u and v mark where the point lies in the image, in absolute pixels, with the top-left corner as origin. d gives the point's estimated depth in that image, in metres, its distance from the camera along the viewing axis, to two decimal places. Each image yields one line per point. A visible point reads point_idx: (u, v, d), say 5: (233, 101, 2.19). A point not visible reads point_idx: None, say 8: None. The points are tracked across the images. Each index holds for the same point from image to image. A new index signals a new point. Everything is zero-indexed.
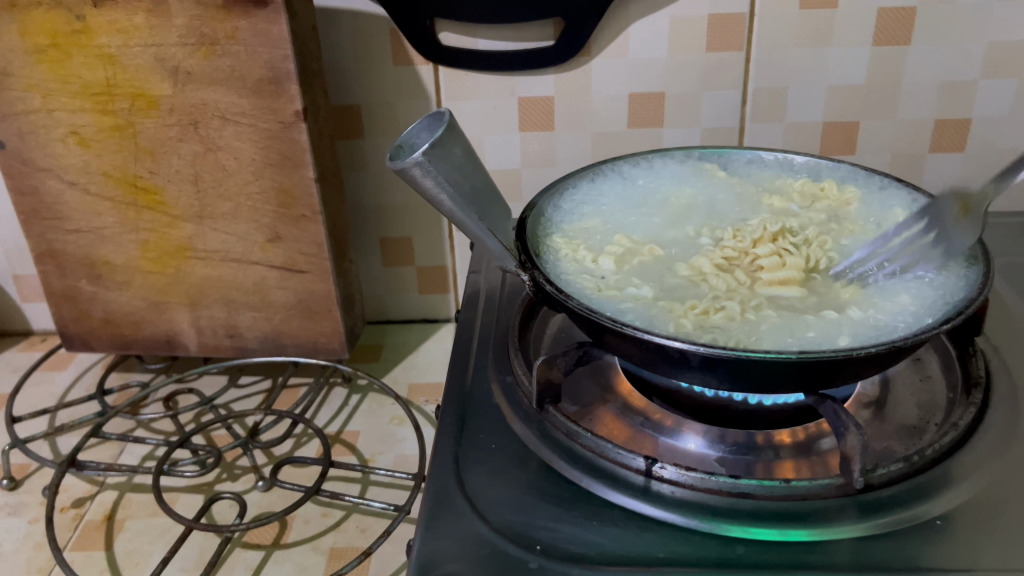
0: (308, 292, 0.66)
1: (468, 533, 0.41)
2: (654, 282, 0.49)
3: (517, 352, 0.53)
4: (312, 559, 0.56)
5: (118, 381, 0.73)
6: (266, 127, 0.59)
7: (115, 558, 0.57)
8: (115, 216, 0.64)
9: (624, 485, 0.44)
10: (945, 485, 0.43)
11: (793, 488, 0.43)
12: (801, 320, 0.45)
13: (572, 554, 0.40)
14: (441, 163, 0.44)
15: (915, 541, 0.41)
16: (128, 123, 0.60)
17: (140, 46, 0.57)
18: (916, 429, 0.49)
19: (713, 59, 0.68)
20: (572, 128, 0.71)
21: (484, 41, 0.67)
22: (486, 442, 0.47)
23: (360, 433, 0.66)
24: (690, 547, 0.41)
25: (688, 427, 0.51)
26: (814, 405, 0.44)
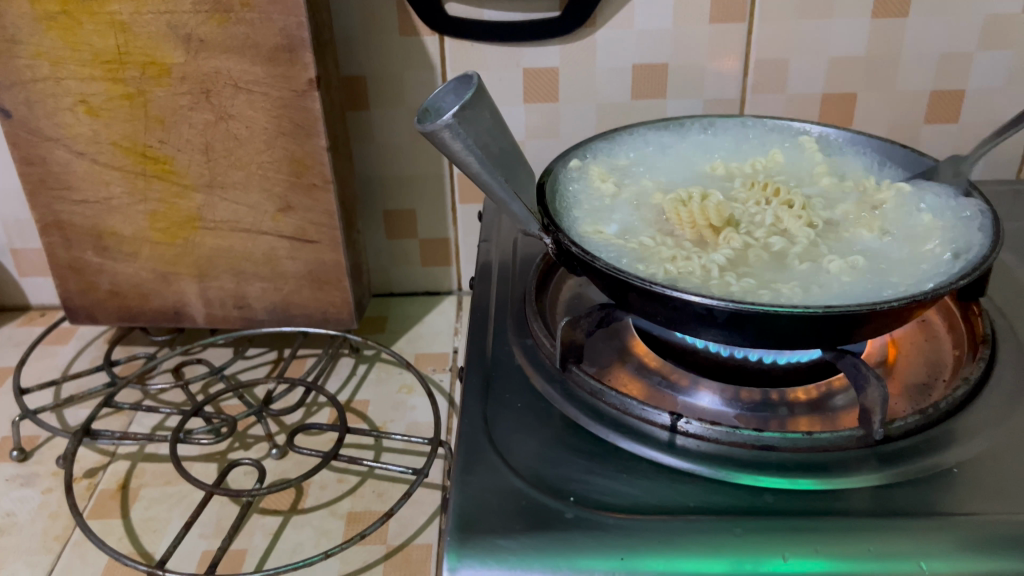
0: (319, 262, 0.66)
1: (504, 486, 0.42)
2: (671, 239, 0.50)
3: (536, 316, 0.53)
4: (332, 523, 0.57)
5: (123, 353, 0.72)
6: (279, 96, 0.59)
7: (133, 527, 0.58)
8: (124, 186, 0.64)
9: (651, 440, 0.45)
10: (960, 436, 0.45)
11: (815, 440, 0.44)
12: (818, 279, 0.46)
13: (606, 504, 0.41)
14: (470, 126, 0.44)
15: (934, 488, 0.42)
16: (139, 92, 0.60)
17: (152, 13, 0.57)
18: (925, 386, 0.51)
19: (717, 31, 0.69)
20: (576, 99, 0.72)
21: (491, 12, 0.68)
22: (512, 400, 0.48)
23: (370, 402, 0.67)
24: (719, 496, 0.42)
25: (703, 385, 0.52)
26: (833, 361, 0.46)
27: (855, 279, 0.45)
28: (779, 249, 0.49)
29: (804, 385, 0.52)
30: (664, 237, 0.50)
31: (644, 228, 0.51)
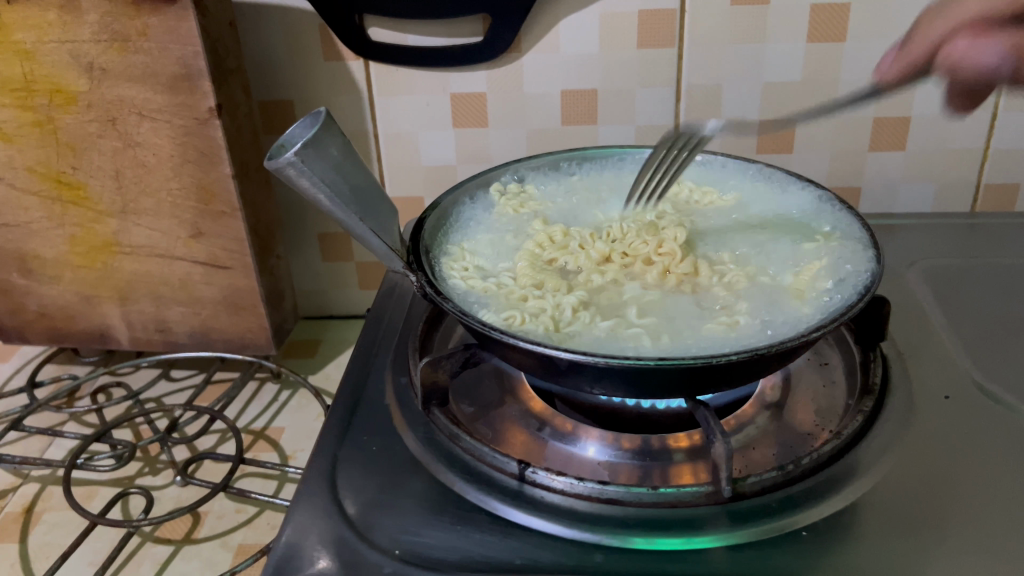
0: (233, 288, 0.66)
1: (331, 535, 0.41)
2: (541, 284, 0.49)
3: (414, 353, 0.52)
4: (220, 555, 0.57)
5: (54, 372, 0.73)
6: (182, 124, 0.59)
7: (27, 551, 0.58)
8: (42, 211, 0.65)
9: (496, 489, 0.44)
10: (819, 494, 0.42)
11: (661, 496, 0.43)
12: (681, 328, 0.44)
13: (429, 559, 0.40)
14: (316, 163, 0.43)
15: (777, 553, 0.40)
16: (48, 119, 0.61)
17: (54, 43, 0.58)
18: (809, 435, 0.48)
19: (645, 56, 0.67)
20: (506, 123, 0.71)
21: (414, 36, 0.67)
22: (369, 443, 0.47)
23: (285, 429, 0.67)
24: (551, 553, 0.40)
25: (585, 431, 0.50)
26: (691, 412, 0.44)
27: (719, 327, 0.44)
28: (652, 297, 0.47)
29: (687, 430, 0.50)
30: (535, 282, 0.49)
31: (525, 268, 0.50)
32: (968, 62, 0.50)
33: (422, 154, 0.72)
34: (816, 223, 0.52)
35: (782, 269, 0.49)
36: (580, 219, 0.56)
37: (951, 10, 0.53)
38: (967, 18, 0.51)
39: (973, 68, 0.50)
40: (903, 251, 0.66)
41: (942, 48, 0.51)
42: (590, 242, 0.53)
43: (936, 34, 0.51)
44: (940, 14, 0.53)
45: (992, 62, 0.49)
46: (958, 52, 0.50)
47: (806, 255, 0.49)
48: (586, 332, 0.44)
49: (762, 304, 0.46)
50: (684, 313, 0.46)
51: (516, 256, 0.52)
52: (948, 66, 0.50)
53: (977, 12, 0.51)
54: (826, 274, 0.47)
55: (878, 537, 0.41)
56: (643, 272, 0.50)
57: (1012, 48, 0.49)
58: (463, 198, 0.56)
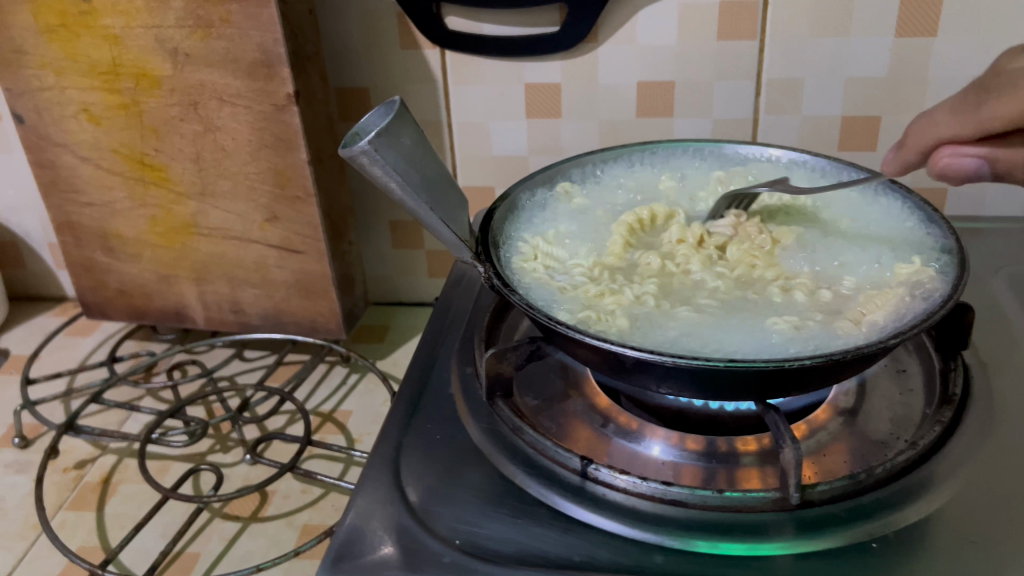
0: (305, 272, 0.67)
1: (392, 521, 0.41)
2: (611, 282, 0.48)
3: (480, 343, 0.52)
4: (285, 534, 0.58)
5: (133, 349, 0.75)
6: (260, 110, 0.60)
7: (104, 521, 0.60)
8: (125, 191, 0.66)
9: (557, 484, 0.43)
10: (891, 505, 0.41)
11: (726, 499, 0.42)
12: (754, 334, 0.44)
13: (487, 550, 0.40)
14: (388, 152, 0.43)
15: (845, 565, 0.39)
16: (133, 102, 0.62)
17: (140, 28, 0.59)
18: (882, 444, 0.47)
19: (724, 49, 0.65)
20: (579, 115, 0.70)
21: (490, 26, 0.67)
22: (432, 431, 0.48)
23: (351, 413, 0.67)
24: (611, 552, 0.40)
25: (650, 430, 0.50)
26: (761, 415, 0.43)
27: (793, 333, 0.43)
28: (724, 300, 0.47)
29: (757, 433, 0.49)
30: (603, 278, 0.48)
31: (595, 266, 0.50)
32: (950, 170, 0.44)
33: (494, 144, 0.72)
34: (900, 229, 0.51)
35: (862, 277, 0.47)
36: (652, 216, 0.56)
37: (929, 119, 0.46)
38: (946, 136, 0.45)
39: (957, 174, 0.44)
40: (989, 256, 0.63)
41: (936, 150, 0.45)
42: (662, 242, 0.52)
43: (922, 144, 0.46)
44: (923, 124, 0.46)
45: (970, 168, 0.44)
46: (948, 169, 0.44)
47: (888, 264, 0.48)
48: (657, 334, 0.44)
49: (840, 313, 0.45)
50: (756, 318, 0.45)
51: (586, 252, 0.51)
52: (943, 178, 0.45)
53: (948, 139, 0.45)
54: (910, 283, 0.45)
55: (953, 553, 0.39)
56: (715, 273, 0.49)
57: (985, 157, 0.44)
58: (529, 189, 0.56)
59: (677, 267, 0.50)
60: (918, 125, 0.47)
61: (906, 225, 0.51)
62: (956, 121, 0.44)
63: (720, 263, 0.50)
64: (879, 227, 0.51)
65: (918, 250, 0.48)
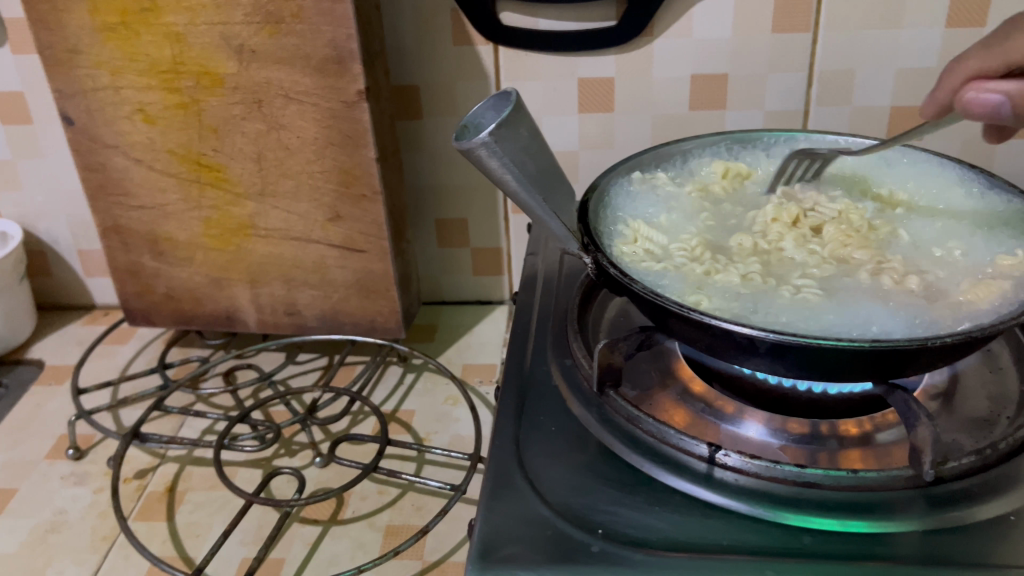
0: (367, 271, 0.66)
1: (530, 515, 0.41)
2: (716, 265, 0.49)
3: (576, 335, 0.52)
4: (369, 535, 0.57)
5: (178, 355, 0.74)
6: (329, 107, 0.60)
7: (177, 529, 0.58)
8: (179, 193, 0.65)
9: (686, 472, 0.43)
10: (1019, 479, 0.42)
11: (859, 479, 0.42)
12: (873, 306, 0.44)
13: (634, 539, 0.40)
14: (507, 144, 0.43)
15: (985, 539, 0.40)
16: (193, 101, 0.61)
17: (205, 24, 0.58)
18: (987, 422, 0.48)
19: (779, 41, 0.66)
20: (631, 109, 0.70)
21: (546, 21, 0.67)
22: (546, 424, 0.47)
23: (415, 412, 0.67)
24: (756, 536, 0.40)
25: (749, 414, 0.50)
26: (885, 396, 0.44)
27: (907, 305, 0.44)
28: (832, 279, 0.47)
29: (857, 418, 0.50)
30: (706, 262, 0.49)
31: (696, 250, 0.50)
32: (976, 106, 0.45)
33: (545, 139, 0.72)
34: (981, 208, 0.52)
35: (961, 255, 0.48)
36: (733, 206, 0.56)
37: (955, 69, 0.49)
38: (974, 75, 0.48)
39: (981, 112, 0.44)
40: None
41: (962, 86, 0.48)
42: (751, 229, 0.53)
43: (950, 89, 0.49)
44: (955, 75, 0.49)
45: (992, 106, 0.44)
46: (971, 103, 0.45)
47: (980, 241, 0.49)
48: (781, 310, 0.44)
49: (946, 285, 0.46)
50: (865, 292, 0.46)
51: (680, 238, 0.52)
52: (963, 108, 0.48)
53: (975, 75, 0.48)
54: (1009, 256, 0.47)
55: None
56: (813, 255, 0.50)
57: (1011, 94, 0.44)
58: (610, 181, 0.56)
59: (774, 250, 0.51)
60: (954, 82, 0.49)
61: (987, 205, 0.53)
62: (984, 57, 0.47)
63: (813, 245, 0.51)
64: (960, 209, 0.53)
65: (1006, 228, 0.50)
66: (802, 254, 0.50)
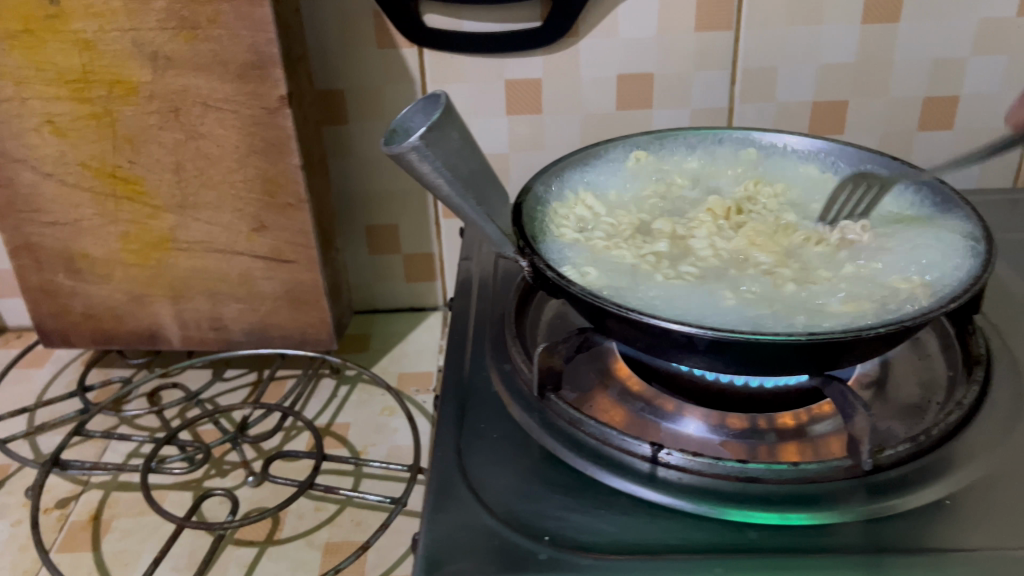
0: (295, 282, 0.64)
1: (476, 525, 0.40)
2: (651, 263, 0.48)
3: (514, 340, 0.52)
4: (308, 555, 0.55)
5: (99, 376, 0.71)
6: (250, 114, 0.58)
7: (104, 560, 0.56)
8: (94, 207, 0.62)
9: (630, 472, 0.43)
10: (953, 464, 0.43)
11: (801, 471, 0.42)
12: (793, 300, 0.45)
13: (581, 543, 0.40)
14: (439, 148, 0.42)
15: (923, 525, 0.40)
16: (106, 111, 0.58)
17: (117, 31, 0.55)
18: (918, 408, 0.49)
19: (703, 39, 0.67)
20: (560, 110, 0.70)
21: (470, 22, 0.66)
22: (488, 431, 0.47)
23: (351, 425, 0.65)
24: (701, 533, 0.40)
25: (689, 411, 0.50)
26: (821, 387, 0.44)
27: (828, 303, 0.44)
28: (757, 274, 0.47)
29: (793, 410, 0.50)
30: (642, 261, 0.49)
31: (625, 242, 0.51)
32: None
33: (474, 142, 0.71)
34: (916, 218, 0.52)
35: (889, 248, 0.49)
36: (679, 201, 0.58)
37: None
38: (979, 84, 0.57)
39: None
40: None
41: None
42: (677, 223, 0.54)
43: None
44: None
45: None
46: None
47: (906, 244, 0.49)
48: (702, 301, 0.45)
49: (869, 281, 0.46)
50: (785, 286, 0.46)
51: (612, 229, 0.53)
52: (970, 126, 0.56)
53: None
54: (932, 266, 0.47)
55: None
56: (728, 254, 0.50)
57: None
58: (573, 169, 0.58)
59: (697, 245, 0.51)
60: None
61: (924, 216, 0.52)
62: None
63: (727, 238, 0.52)
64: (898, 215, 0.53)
65: (932, 237, 0.49)
66: (735, 251, 0.50)
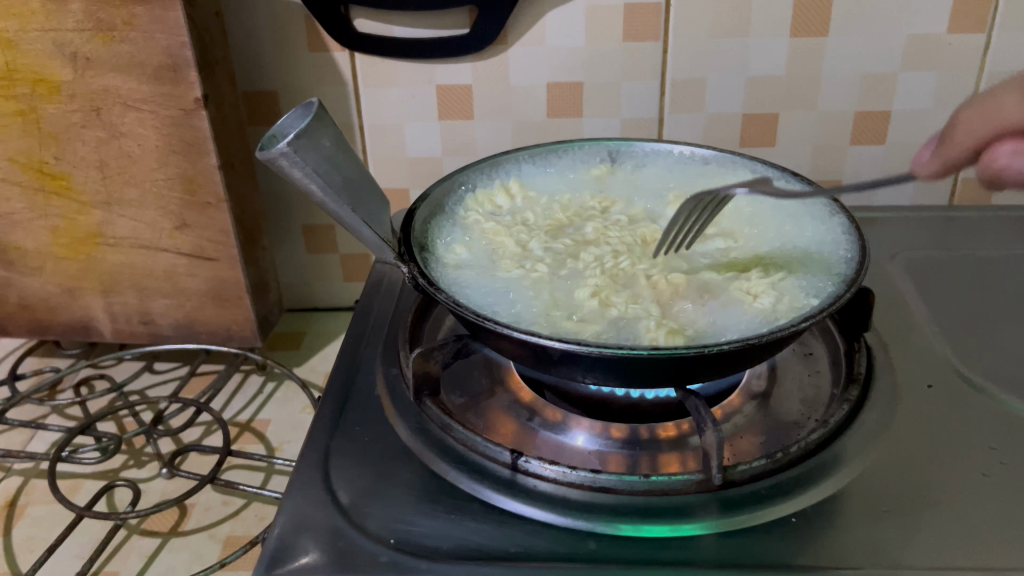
0: (218, 279, 0.66)
1: (326, 525, 0.41)
2: (530, 274, 0.49)
3: (404, 343, 0.53)
4: (208, 547, 0.56)
5: (34, 366, 0.72)
6: (167, 115, 0.59)
7: (12, 545, 0.57)
8: (24, 202, 0.63)
9: (489, 478, 0.44)
10: (808, 482, 0.43)
11: (653, 484, 0.43)
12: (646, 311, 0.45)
13: (425, 548, 0.40)
14: (308, 154, 0.43)
15: (766, 539, 0.41)
16: (31, 109, 0.59)
17: (37, 31, 0.57)
18: (796, 424, 0.49)
19: (631, 50, 0.67)
20: (491, 116, 0.71)
21: (400, 28, 0.67)
22: (361, 434, 0.48)
23: (271, 421, 0.66)
24: (545, 541, 0.41)
25: (574, 422, 0.51)
26: (682, 401, 0.45)
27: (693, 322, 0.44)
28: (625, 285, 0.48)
29: (675, 420, 0.51)
30: (522, 272, 0.49)
31: (516, 250, 0.52)
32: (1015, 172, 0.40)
33: (408, 146, 0.72)
34: (813, 246, 0.50)
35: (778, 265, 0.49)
36: (591, 208, 0.58)
37: (987, 103, 0.40)
38: None
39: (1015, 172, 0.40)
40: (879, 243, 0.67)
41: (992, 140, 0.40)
42: (570, 231, 0.55)
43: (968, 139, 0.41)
44: (976, 109, 0.41)
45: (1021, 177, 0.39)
46: (1007, 167, 0.40)
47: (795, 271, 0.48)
48: (562, 313, 0.45)
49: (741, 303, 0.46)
50: (647, 300, 0.46)
51: (506, 233, 0.53)
52: (1000, 179, 0.41)
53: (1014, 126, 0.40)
54: (800, 300, 0.45)
55: (874, 523, 0.41)
56: (609, 258, 0.51)
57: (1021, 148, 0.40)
58: (485, 177, 0.60)
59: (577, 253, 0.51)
60: (965, 111, 0.41)
61: (824, 246, 0.50)
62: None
63: (612, 243, 0.52)
64: (797, 241, 0.51)
65: (818, 270, 0.47)
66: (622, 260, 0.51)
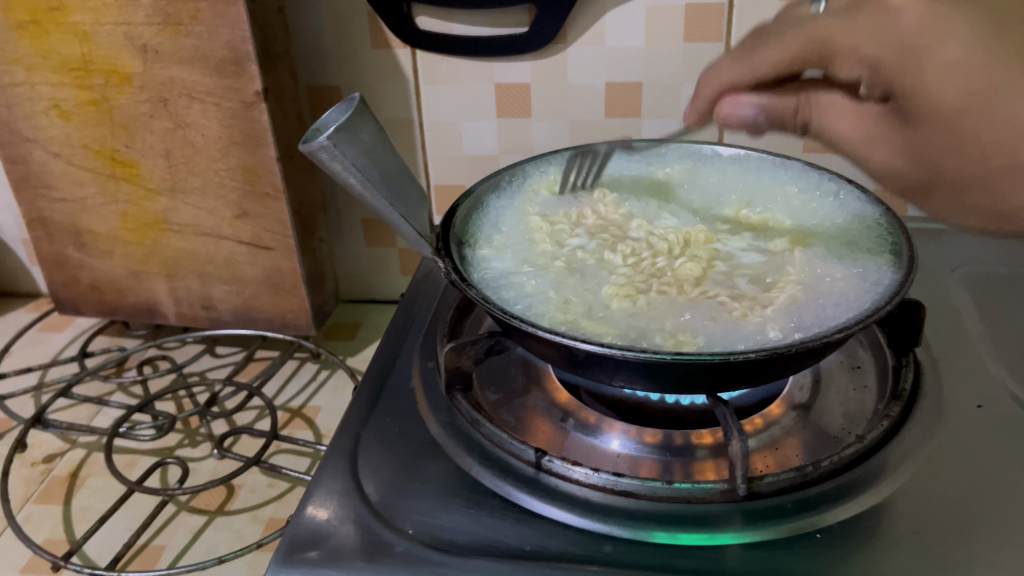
0: (275, 268, 0.68)
1: (348, 512, 0.42)
2: (565, 275, 0.49)
3: (442, 338, 0.54)
4: (250, 527, 0.58)
5: (104, 344, 0.76)
6: (229, 107, 0.61)
7: (70, 514, 0.60)
8: (96, 187, 0.67)
9: (512, 475, 0.44)
10: (837, 498, 0.42)
11: (675, 491, 0.42)
12: (675, 316, 0.45)
13: (442, 542, 0.41)
14: (348, 147, 0.44)
15: (789, 553, 0.40)
16: (103, 99, 0.62)
17: (110, 25, 0.59)
18: (834, 438, 0.48)
19: (691, 51, 0.66)
20: (549, 114, 0.71)
21: (460, 26, 0.67)
22: (391, 426, 0.49)
23: (320, 408, 0.68)
24: (561, 542, 0.41)
25: (608, 424, 0.50)
26: (712, 409, 0.44)
27: (721, 328, 0.44)
28: (660, 288, 0.47)
29: (709, 427, 0.50)
30: (557, 272, 0.49)
31: (554, 246, 0.52)
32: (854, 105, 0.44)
33: (465, 143, 0.73)
34: (861, 256, 0.48)
35: (821, 277, 0.47)
36: (639, 206, 0.57)
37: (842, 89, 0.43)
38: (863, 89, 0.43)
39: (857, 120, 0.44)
40: (941, 256, 0.65)
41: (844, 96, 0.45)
42: (615, 229, 0.54)
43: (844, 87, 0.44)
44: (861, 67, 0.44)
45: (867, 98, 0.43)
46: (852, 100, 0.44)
47: (834, 285, 0.46)
48: (590, 312, 0.45)
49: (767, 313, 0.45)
50: (680, 305, 0.46)
51: (549, 231, 0.53)
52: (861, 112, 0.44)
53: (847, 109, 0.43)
54: (836, 311, 0.44)
55: (903, 547, 0.40)
56: (650, 260, 0.50)
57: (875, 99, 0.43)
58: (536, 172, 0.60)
59: (614, 253, 0.51)
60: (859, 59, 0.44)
61: (875, 258, 0.48)
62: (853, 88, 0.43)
63: (653, 246, 0.52)
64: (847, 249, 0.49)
65: (858, 282, 0.46)
66: (661, 263, 0.50)
